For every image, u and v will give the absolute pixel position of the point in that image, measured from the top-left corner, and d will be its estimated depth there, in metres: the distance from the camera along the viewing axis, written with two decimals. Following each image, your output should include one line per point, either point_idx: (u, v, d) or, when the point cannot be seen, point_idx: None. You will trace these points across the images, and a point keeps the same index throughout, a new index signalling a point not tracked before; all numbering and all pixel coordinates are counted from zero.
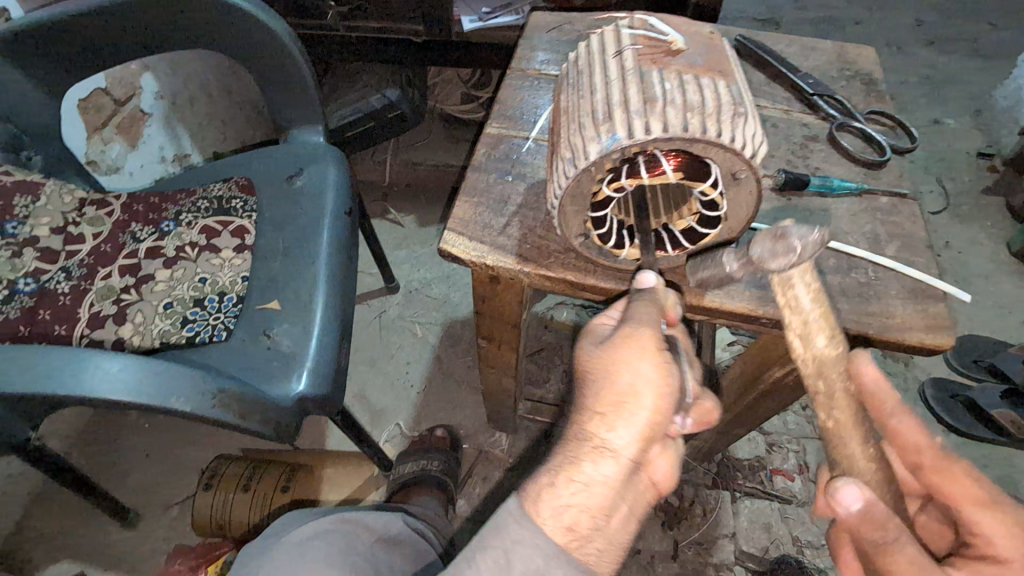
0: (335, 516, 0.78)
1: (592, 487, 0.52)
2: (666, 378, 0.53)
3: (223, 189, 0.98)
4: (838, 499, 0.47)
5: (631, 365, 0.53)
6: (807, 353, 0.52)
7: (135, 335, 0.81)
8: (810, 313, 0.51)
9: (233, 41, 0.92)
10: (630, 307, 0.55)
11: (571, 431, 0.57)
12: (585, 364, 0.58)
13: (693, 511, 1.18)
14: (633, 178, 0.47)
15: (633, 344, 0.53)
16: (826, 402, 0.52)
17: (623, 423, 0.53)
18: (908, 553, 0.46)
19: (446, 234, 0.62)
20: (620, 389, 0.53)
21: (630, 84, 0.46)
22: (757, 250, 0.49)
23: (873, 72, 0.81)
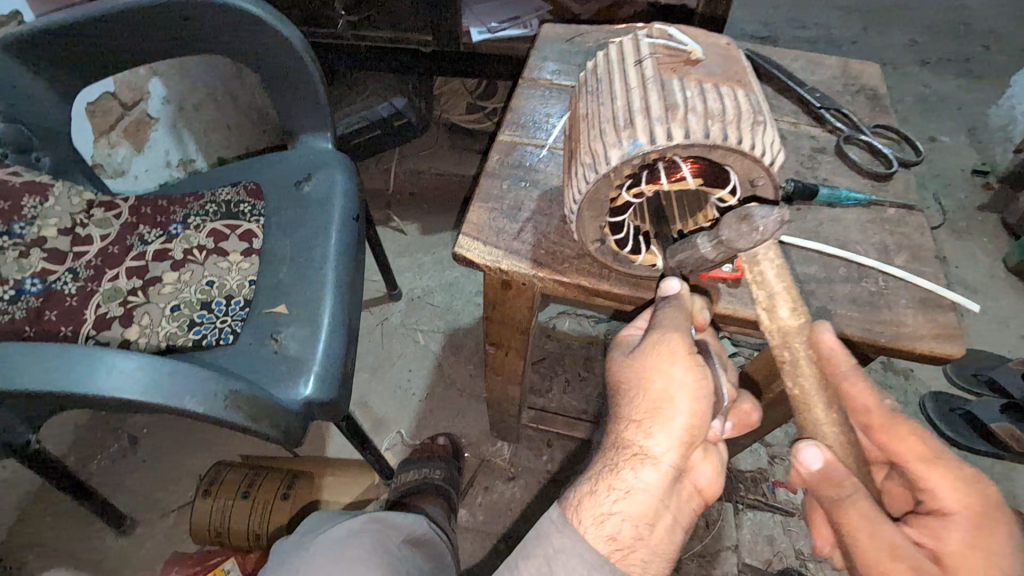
0: (369, 514, 0.78)
1: (633, 494, 0.54)
2: (700, 381, 0.53)
3: (232, 194, 0.98)
4: (800, 459, 0.51)
5: (664, 370, 0.54)
6: (772, 324, 0.54)
7: (142, 337, 0.81)
8: (774, 287, 0.54)
9: (245, 48, 0.93)
10: (658, 314, 0.55)
11: (610, 439, 0.58)
12: (619, 375, 0.59)
13: (695, 523, 1.18)
14: (652, 184, 0.47)
15: (663, 350, 0.54)
16: (792, 370, 0.53)
17: (659, 428, 0.54)
18: (861, 508, 0.50)
19: (461, 239, 0.62)
20: (655, 395, 0.54)
21: (651, 92, 0.47)
22: (726, 231, 0.47)
23: (877, 87, 0.82)
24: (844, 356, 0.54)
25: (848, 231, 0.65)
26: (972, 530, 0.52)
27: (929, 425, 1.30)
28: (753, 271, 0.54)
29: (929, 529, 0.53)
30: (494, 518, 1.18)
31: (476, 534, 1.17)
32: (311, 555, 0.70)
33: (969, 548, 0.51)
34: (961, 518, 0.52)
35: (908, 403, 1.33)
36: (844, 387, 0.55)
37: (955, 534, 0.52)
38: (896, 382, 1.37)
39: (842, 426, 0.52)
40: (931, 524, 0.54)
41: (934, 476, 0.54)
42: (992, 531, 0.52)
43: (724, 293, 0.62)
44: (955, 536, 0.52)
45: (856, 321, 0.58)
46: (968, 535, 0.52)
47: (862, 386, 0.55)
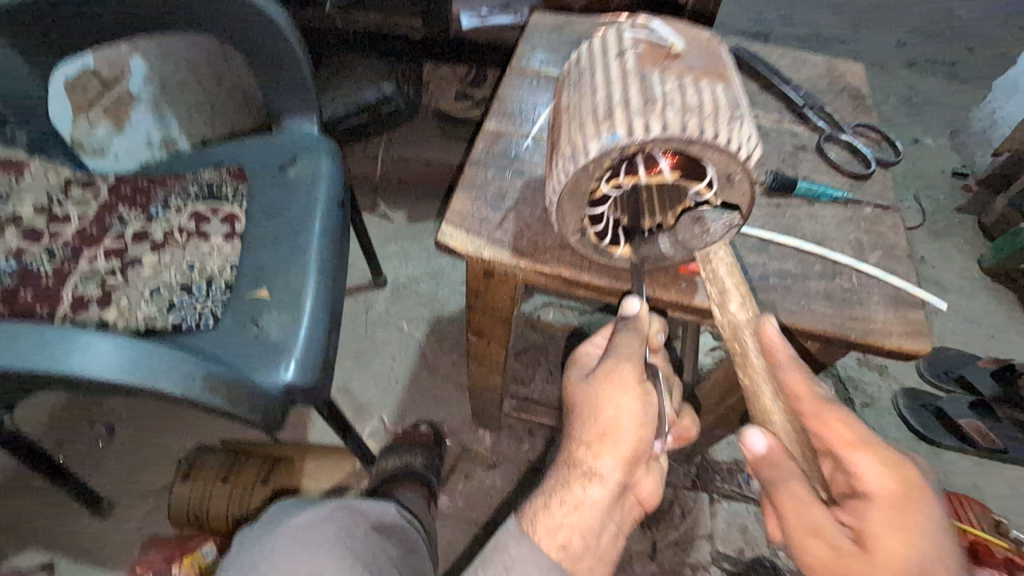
0: (338, 501, 0.78)
1: (581, 509, 0.57)
2: (645, 410, 0.55)
3: (214, 175, 0.97)
4: (746, 441, 0.54)
5: (614, 400, 0.55)
6: (723, 317, 0.57)
7: (120, 319, 0.80)
8: (726, 283, 0.58)
9: (228, 28, 0.91)
10: (615, 338, 0.57)
11: (563, 455, 0.60)
12: (573, 395, 0.60)
13: (672, 511, 1.20)
14: (630, 177, 0.48)
15: (616, 381, 0.55)
16: (741, 361, 0.56)
17: (607, 451, 0.56)
18: (794, 492, 0.52)
19: (444, 227, 0.62)
20: (604, 422, 0.56)
21: (631, 85, 0.48)
22: (681, 232, 0.53)
23: (861, 87, 0.83)
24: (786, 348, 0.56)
25: (825, 228, 0.66)
26: (892, 513, 0.53)
27: (901, 420, 1.33)
28: (707, 269, 0.59)
29: (855, 512, 0.54)
30: (474, 505, 1.20)
31: (456, 521, 1.18)
32: (271, 545, 0.69)
33: (887, 527, 0.53)
34: (883, 502, 0.53)
35: (881, 399, 1.37)
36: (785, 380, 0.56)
37: (875, 516, 0.53)
38: (871, 379, 1.40)
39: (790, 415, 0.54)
40: (854, 505, 0.55)
41: (861, 460, 0.55)
42: (912, 512, 0.53)
43: (702, 286, 0.63)
44: (875, 517, 0.53)
45: (828, 316, 0.60)
46: (886, 517, 0.53)
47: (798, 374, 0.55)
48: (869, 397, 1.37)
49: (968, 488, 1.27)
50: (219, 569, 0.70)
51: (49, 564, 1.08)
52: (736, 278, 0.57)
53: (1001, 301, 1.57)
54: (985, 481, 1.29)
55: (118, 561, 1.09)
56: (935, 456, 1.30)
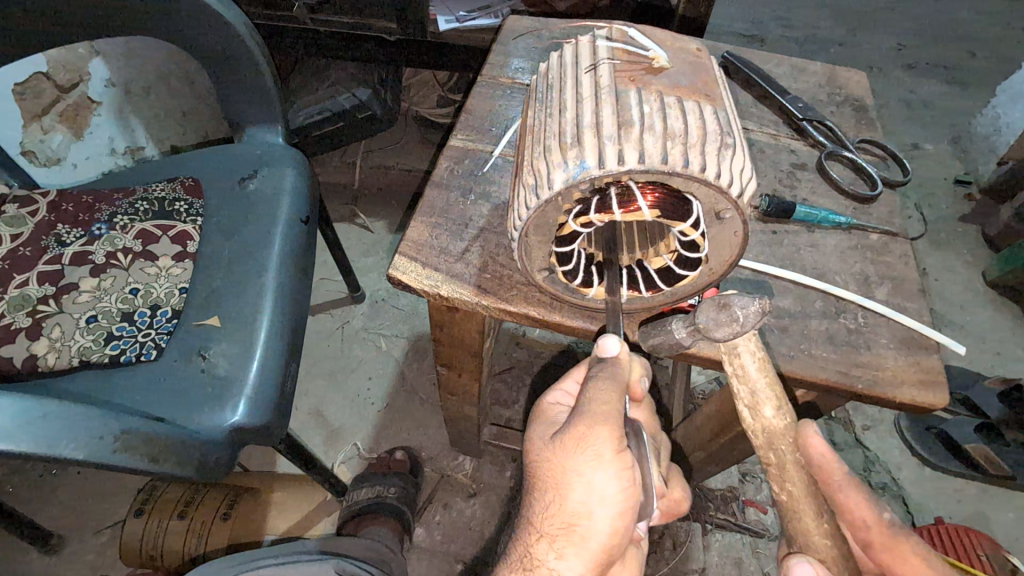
0: (249, 572, 0.70)
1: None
2: (622, 493, 0.46)
3: (166, 190, 0.90)
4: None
5: (585, 478, 0.46)
6: (755, 423, 0.49)
7: (51, 352, 0.72)
8: (757, 382, 0.48)
9: (180, 31, 0.84)
10: (589, 390, 0.48)
11: (516, 549, 0.50)
12: (534, 466, 0.50)
13: (662, 544, 1.13)
14: (602, 214, 0.41)
15: (585, 453, 0.46)
16: (778, 474, 0.48)
17: (573, 549, 0.46)
18: None
19: (397, 258, 0.55)
20: (573, 509, 0.46)
21: (604, 105, 0.41)
22: (702, 318, 0.45)
23: (864, 97, 0.76)
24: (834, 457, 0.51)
25: (827, 258, 0.60)
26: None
27: (904, 445, 1.27)
28: (733, 363, 0.49)
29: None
30: (451, 538, 1.12)
31: (432, 555, 1.11)
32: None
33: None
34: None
35: (883, 421, 1.30)
36: (835, 493, 0.52)
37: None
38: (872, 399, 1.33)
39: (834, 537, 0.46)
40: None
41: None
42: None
43: None
44: None
45: (831, 363, 0.52)
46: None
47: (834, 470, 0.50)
48: (870, 419, 1.30)
49: (974, 516, 1.21)
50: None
51: None
52: (769, 378, 0.48)
53: (1007, 315, 1.50)
54: (993, 509, 1.22)
55: None
56: (939, 482, 1.24)
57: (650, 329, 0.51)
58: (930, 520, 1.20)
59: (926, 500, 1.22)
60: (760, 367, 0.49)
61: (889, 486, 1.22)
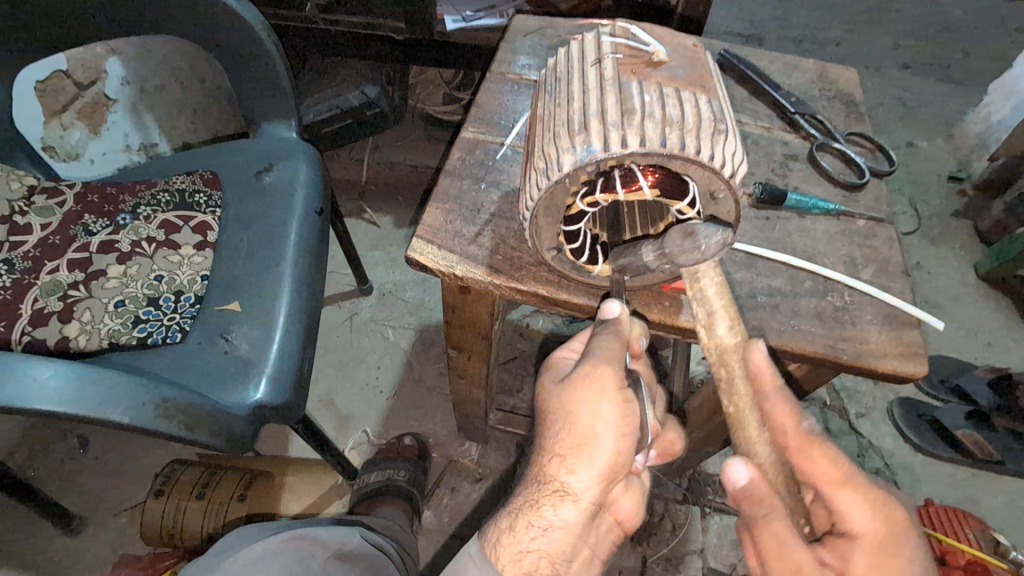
0: (291, 532, 0.72)
1: (551, 531, 0.54)
2: (624, 418, 0.52)
3: (187, 183, 0.93)
4: (726, 472, 0.51)
5: (591, 406, 0.52)
6: (709, 341, 0.53)
7: (82, 335, 0.76)
8: (714, 304, 0.53)
9: (202, 31, 0.88)
10: (594, 339, 0.53)
11: (532, 471, 0.57)
12: (548, 402, 0.57)
13: (662, 526, 1.17)
14: (607, 194, 0.45)
15: (593, 384, 0.52)
16: (727, 388, 0.53)
17: (582, 465, 0.53)
18: (778, 530, 0.49)
19: (415, 241, 0.59)
20: (580, 431, 0.53)
21: (608, 95, 0.45)
22: (669, 244, 0.46)
23: (854, 93, 0.80)
24: (772, 372, 0.52)
25: (816, 242, 0.64)
26: (879, 555, 0.52)
27: (897, 431, 1.31)
28: (694, 288, 0.53)
29: (839, 552, 0.53)
30: (459, 520, 1.16)
31: (441, 537, 1.15)
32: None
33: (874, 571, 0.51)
34: (868, 542, 0.52)
35: (876, 409, 1.34)
36: (765, 405, 0.53)
37: (862, 558, 0.52)
38: (866, 388, 1.37)
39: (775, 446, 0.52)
40: (841, 547, 0.53)
41: (849, 500, 0.53)
42: (899, 556, 0.52)
43: (687, 305, 0.59)
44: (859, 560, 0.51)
45: (818, 336, 0.57)
46: (874, 559, 0.51)
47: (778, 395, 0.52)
48: (864, 407, 1.34)
49: (964, 500, 1.25)
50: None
51: None
52: (726, 298, 0.52)
53: (998, 308, 1.54)
54: (983, 493, 1.26)
55: None
56: (930, 468, 1.28)
57: (618, 253, 0.51)
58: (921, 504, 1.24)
59: (918, 484, 1.26)
60: (719, 293, 0.53)
61: (881, 471, 1.26)
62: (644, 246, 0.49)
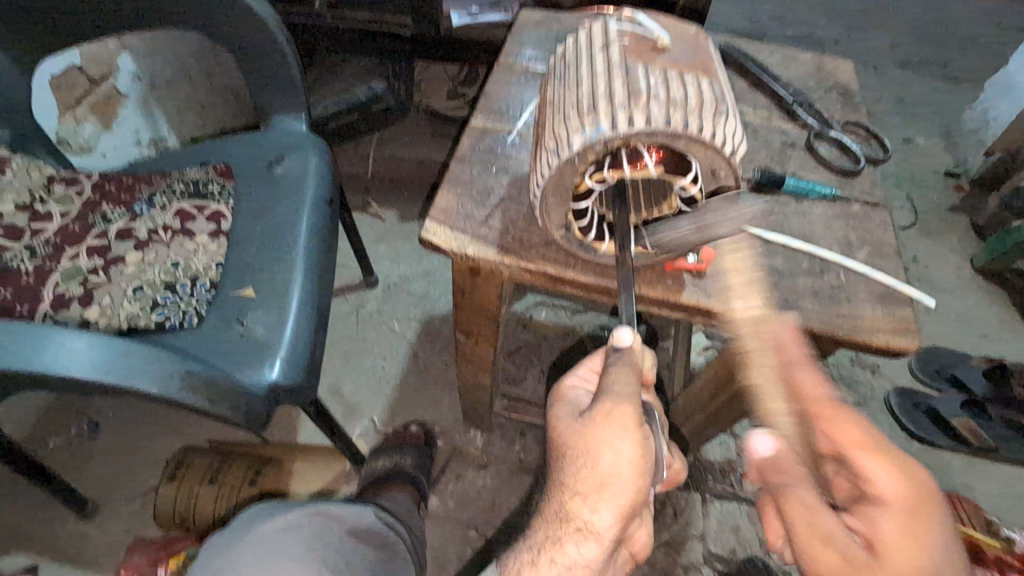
0: (311, 508, 0.76)
1: (574, 569, 0.55)
2: (644, 455, 0.54)
3: (200, 173, 0.95)
4: (751, 444, 0.54)
5: (612, 445, 0.54)
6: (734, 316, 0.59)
7: (102, 317, 0.79)
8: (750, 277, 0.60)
9: (217, 25, 0.91)
10: (608, 376, 0.56)
11: (552, 506, 0.59)
12: (563, 437, 0.59)
13: (664, 512, 1.20)
14: (614, 171, 0.48)
15: (613, 423, 0.54)
16: (750, 359, 0.57)
17: (604, 503, 0.55)
18: (803, 496, 0.51)
19: (428, 223, 0.62)
20: (602, 470, 0.54)
21: (616, 78, 0.47)
22: (711, 216, 0.50)
23: (850, 84, 0.83)
24: (798, 345, 0.55)
25: (814, 225, 0.66)
26: (906, 518, 0.51)
27: (894, 420, 1.33)
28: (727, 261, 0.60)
29: (867, 519, 0.53)
30: (464, 505, 1.19)
31: (447, 522, 1.17)
32: (243, 549, 0.67)
33: (902, 535, 0.51)
34: (896, 505, 0.52)
35: (874, 398, 1.37)
36: (795, 374, 0.55)
37: (888, 521, 0.52)
38: (863, 378, 1.40)
39: (795, 417, 0.54)
40: (867, 511, 0.53)
41: (872, 464, 0.54)
42: (925, 519, 0.52)
43: (689, 283, 0.62)
44: (888, 523, 0.51)
45: (814, 313, 0.59)
46: (901, 522, 0.51)
47: (810, 372, 0.55)
48: (862, 396, 1.37)
49: (960, 487, 1.27)
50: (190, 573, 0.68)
51: (33, 567, 1.06)
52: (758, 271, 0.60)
53: (993, 301, 1.57)
54: (978, 480, 1.28)
55: (103, 563, 1.08)
56: (927, 455, 1.30)
57: (661, 228, 0.53)
58: None
59: None
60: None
61: None
62: (680, 219, 0.52)
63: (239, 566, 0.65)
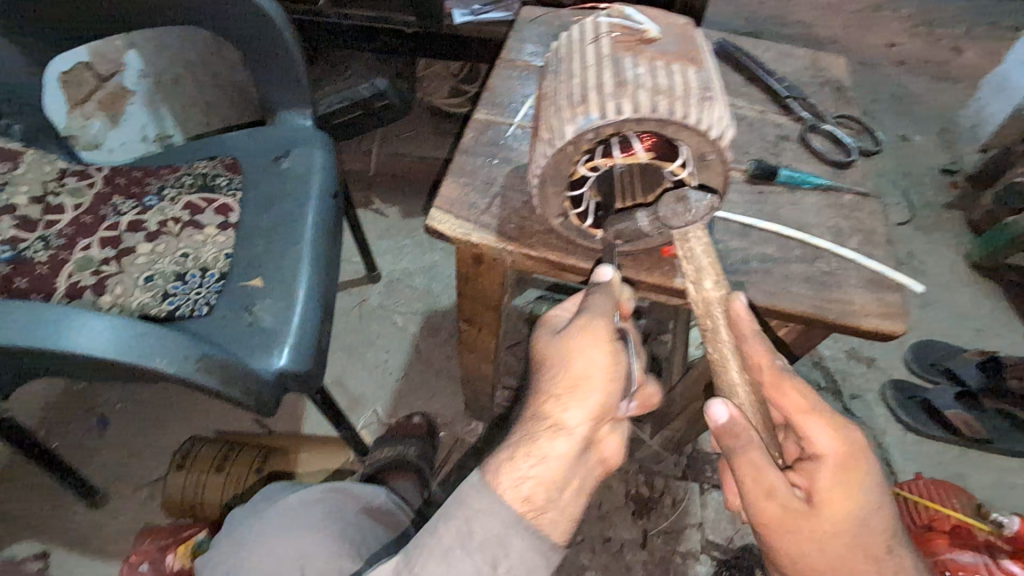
0: (329, 484, 0.78)
1: (547, 461, 0.55)
2: (614, 364, 0.58)
3: (209, 167, 0.98)
4: (709, 414, 0.54)
5: (585, 352, 0.58)
6: (697, 294, 0.57)
7: (115, 306, 0.81)
8: (701, 261, 0.58)
9: (224, 22, 0.92)
10: (588, 298, 0.60)
11: (528, 412, 0.60)
12: (541, 353, 0.62)
13: (662, 501, 1.22)
14: (606, 159, 0.51)
15: (588, 333, 0.59)
16: (712, 337, 0.57)
17: (575, 403, 0.57)
18: (752, 458, 0.53)
19: (434, 212, 0.64)
20: (575, 373, 0.58)
21: (605, 70, 0.50)
22: (664, 209, 0.54)
23: (844, 79, 0.85)
24: (753, 321, 0.56)
25: (807, 214, 0.68)
26: (841, 471, 0.56)
27: (890, 412, 1.35)
28: (683, 247, 0.58)
29: (807, 472, 0.58)
30: None
31: None
32: (261, 522, 0.70)
33: (835, 485, 0.56)
34: (831, 462, 0.57)
35: (869, 390, 1.39)
36: (744, 349, 0.56)
37: (824, 476, 0.56)
38: (859, 370, 1.42)
39: (749, 386, 0.56)
40: (808, 466, 0.58)
41: (814, 427, 0.57)
42: (858, 470, 0.56)
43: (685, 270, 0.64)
44: (823, 476, 0.56)
45: (807, 298, 0.61)
46: (837, 473, 0.56)
47: (760, 346, 0.55)
48: (857, 389, 1.39)
49: (954, 477, 1.29)
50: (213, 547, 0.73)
51: (44, 554, 1.08)
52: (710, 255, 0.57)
53: (988, 296, 1.59)
54: (971, 470, 1.31)
55: (112, 551, 1.10)
56: (921, 447, 1.32)
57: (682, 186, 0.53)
58: (910, 478, 1.29)
59: (908, 461, 1.30)
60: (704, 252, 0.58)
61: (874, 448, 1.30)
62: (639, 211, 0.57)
63: (258, 538, 0.68)
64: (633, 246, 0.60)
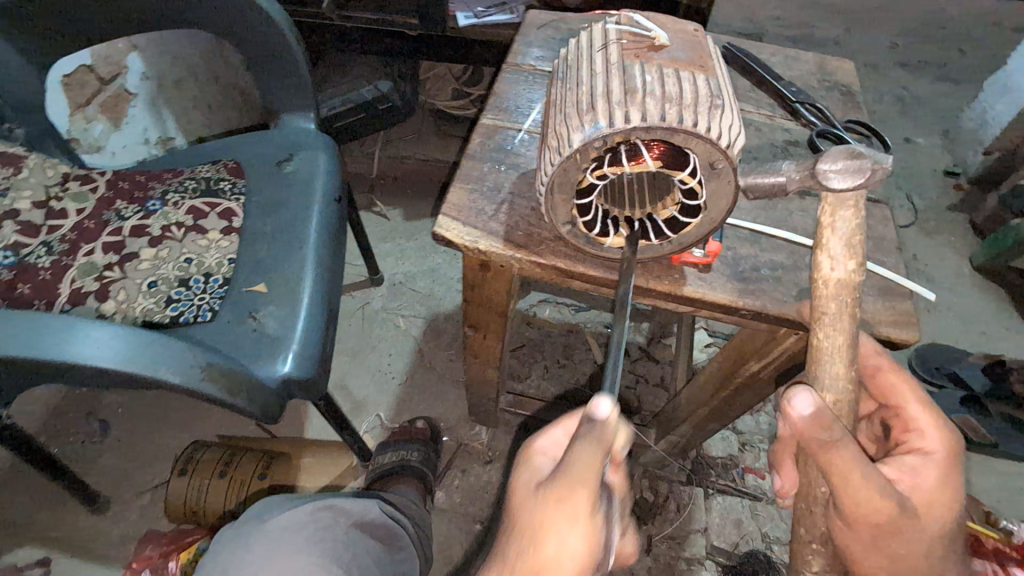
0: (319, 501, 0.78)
1: None
2: (591, 547, 0.49)
3: (212, 172, 0.97)
4: (793, 404, 0.52)
5: (558, 530, 0.49)
6: (827, 276, 0.54)
7: (118, 312, 0.80)
8: (840, 238, 0.54)
9: (227, 24, 0.92)
10: (573, 446, 0.49)
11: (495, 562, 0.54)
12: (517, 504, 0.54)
13: (667, 506, 1.21)
14: (615, 167, 0.50)
15: (566, 506, 0.49)
16: (827, 324, 0.55)
17: None
18: (848, 453, 0.51)
19: (440, 219, 0.63)
20: (544, 557, 0.50)
21: (613, 77, 0.50)
22: (828, 165, 0.51)
23: (851, 84, 0.84)
24: None
25: (816, 221, 0.68)
26: (948, 468, 0.58)
27: None
28: (828, 217, 0.54)
29: (909, 470, 0.58)
30: (469, 499, 1.20)
31: (453, 515, 1.19)
32: (256, 539, 0.70)
33: (943, 482, 0.57)
34: (941, 458, 0.58)
35: None
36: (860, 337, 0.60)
37: (934, 471, 0.57)
38: None
39: (847, 380, 0.55)
40: (913, 464, 0.58)
41: (925, 422, 0.61)
42: (959, 469, 0.59)
43: (696, 278, 0.63)
44: (931, 473, 0.57)
45: None
46: (944, 471, 0.57)
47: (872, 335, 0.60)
48: None
49: None
50: (202, 563, 0.71)
51: (45, 560, 1.08)
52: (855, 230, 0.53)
53: (992, 299, 1.59)
54: (976, 475, 1.30)
55: (114, 557, 1.09)
56: None
57: (707, 187, 0.51)
58: None
59: None
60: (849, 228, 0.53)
61: None
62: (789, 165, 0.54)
63: (252, 556, 0.68)
64: (644, 254, 0.58)
